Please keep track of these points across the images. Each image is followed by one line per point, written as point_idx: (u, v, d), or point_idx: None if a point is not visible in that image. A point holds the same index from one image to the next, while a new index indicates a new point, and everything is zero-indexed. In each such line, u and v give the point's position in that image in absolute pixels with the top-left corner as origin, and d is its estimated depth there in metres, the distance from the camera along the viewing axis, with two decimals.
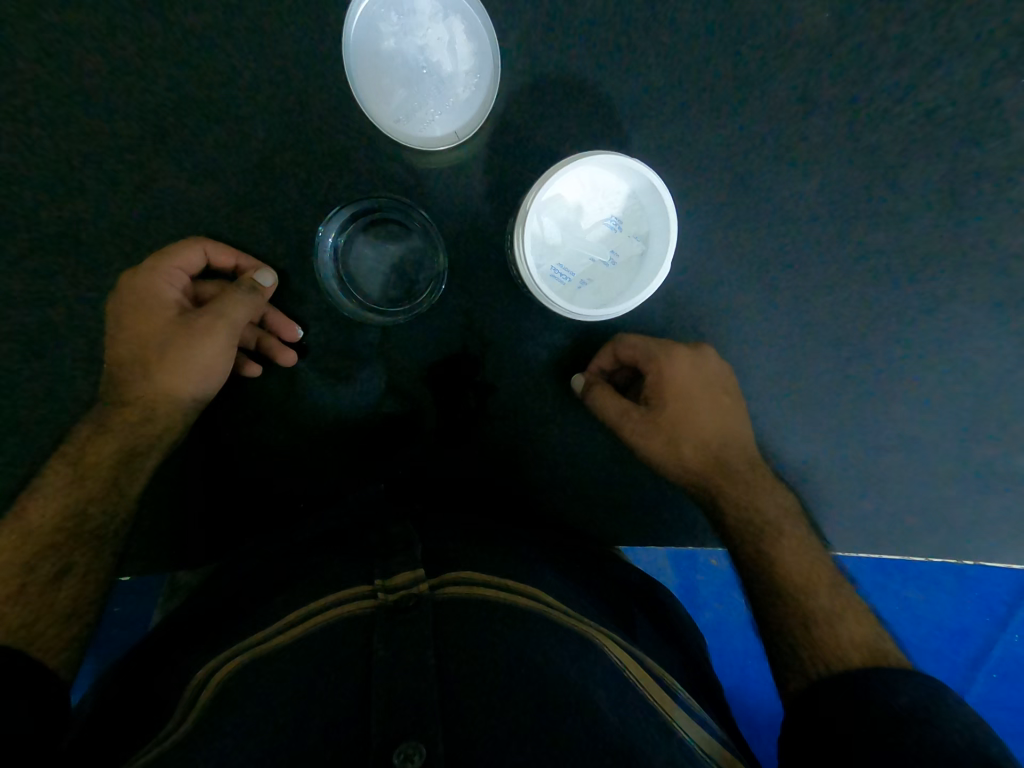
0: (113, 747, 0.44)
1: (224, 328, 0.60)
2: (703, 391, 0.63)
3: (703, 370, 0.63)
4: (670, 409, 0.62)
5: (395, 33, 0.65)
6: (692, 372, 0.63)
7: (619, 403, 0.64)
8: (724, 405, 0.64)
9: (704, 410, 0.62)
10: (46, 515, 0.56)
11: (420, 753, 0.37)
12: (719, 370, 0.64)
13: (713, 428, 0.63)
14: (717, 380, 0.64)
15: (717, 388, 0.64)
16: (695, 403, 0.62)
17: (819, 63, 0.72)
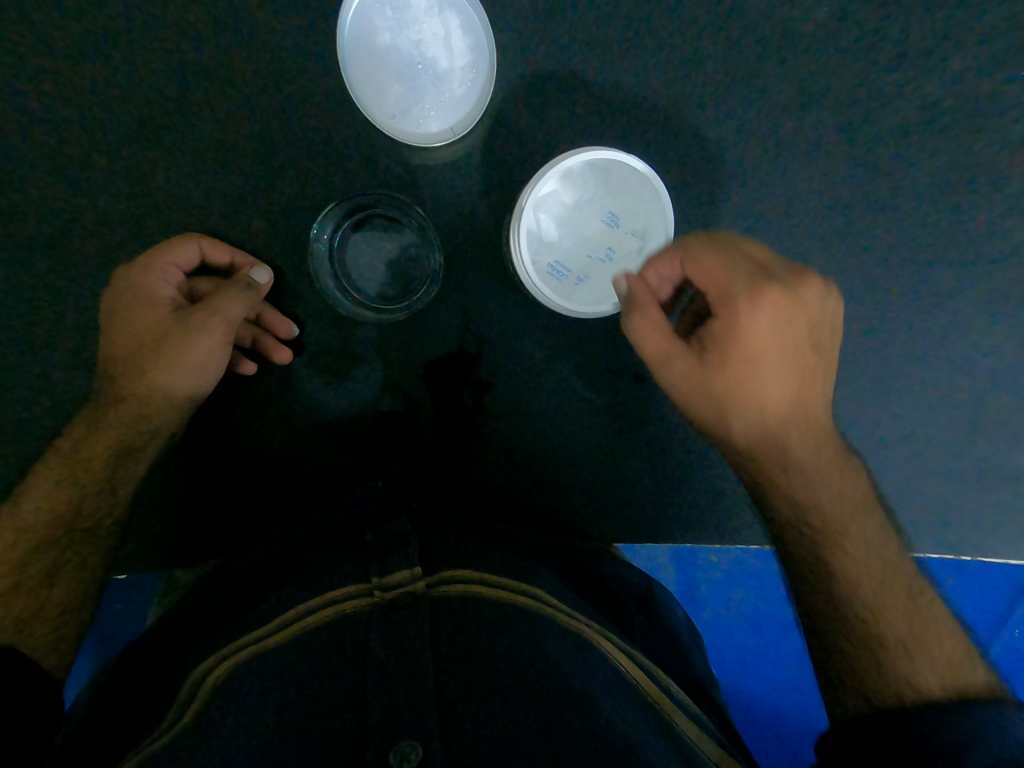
0: (107, 747, 0.44)
1: (220, 326, 0.60)
2: (785, 351, 0.51)
3: (795, 325, 0.51)
4: (738, 374, 0.52)
5: (390, 28, 0.64)
6: (774, 328, 0.50)
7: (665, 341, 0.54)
8: (809, 367, 0.53)
9: (780, 383, 0.52)
10: (38, 513, 0.55)
11: (417, 751, 0.38)
12: (815, 317, 0.52)
13: (789, 404, 0.53)
14: (808, 332, 0.52)
15: (806, 344, 0.52)
16: (767, 373, 0.52)
17: (819, 55, 0.71)
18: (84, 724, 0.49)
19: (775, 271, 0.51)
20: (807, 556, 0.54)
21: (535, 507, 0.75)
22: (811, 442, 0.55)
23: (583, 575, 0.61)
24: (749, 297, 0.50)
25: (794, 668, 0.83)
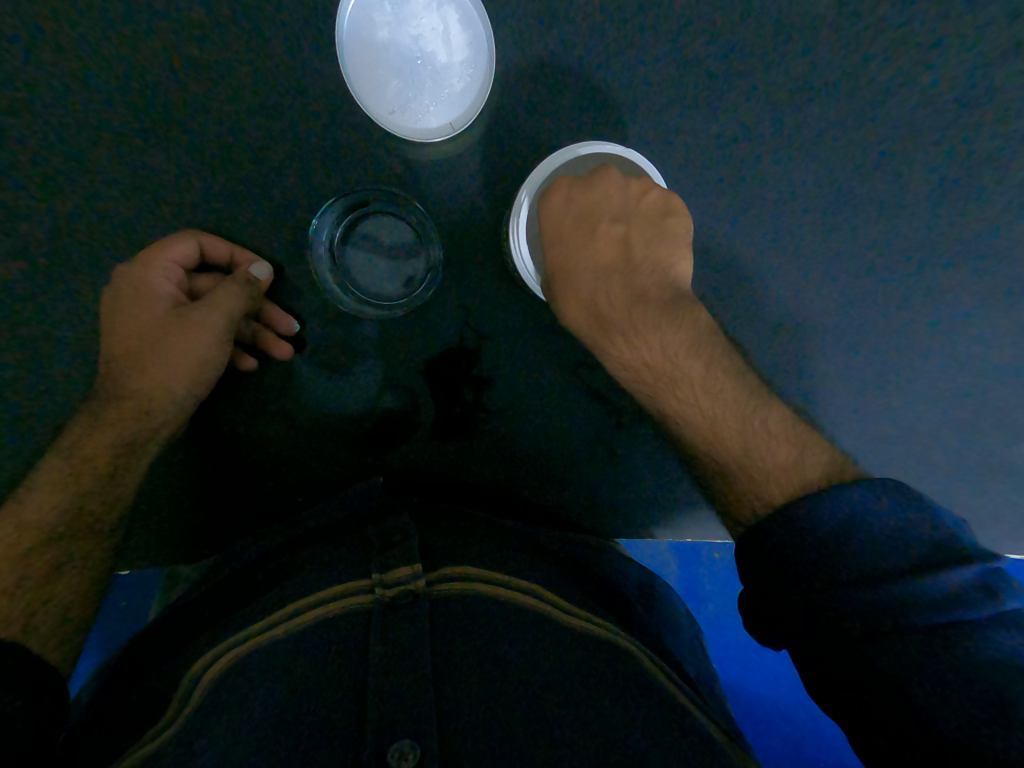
0: (111, 740, 0.44)
1: (220, 322, 0.60)
2: (584, 223, 0.62)
3: (592, 198, 0.62)
4: (557, 266, 0.62)
5: (389, 23, 0.64)
6: (571, 207, 0.62)
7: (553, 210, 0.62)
8: (621, 240, 0.63)
9: (600, 252, 0.62)
10: (41, 509, 0.56)
11: (415, 751, 0.38)
12: (612, 194, 0.62)
13: (604, 284, 0.62)
14: (607, 211, 0.62)
15: (615, 219, 0.62)
16: (580, 244, 0.62)
17: (820, 45, 0.70)
18: (88, 718, 0.50)
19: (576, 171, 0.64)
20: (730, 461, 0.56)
21: (534, 501, 0.75)
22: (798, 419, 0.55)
23: (581, 570, 0.62)
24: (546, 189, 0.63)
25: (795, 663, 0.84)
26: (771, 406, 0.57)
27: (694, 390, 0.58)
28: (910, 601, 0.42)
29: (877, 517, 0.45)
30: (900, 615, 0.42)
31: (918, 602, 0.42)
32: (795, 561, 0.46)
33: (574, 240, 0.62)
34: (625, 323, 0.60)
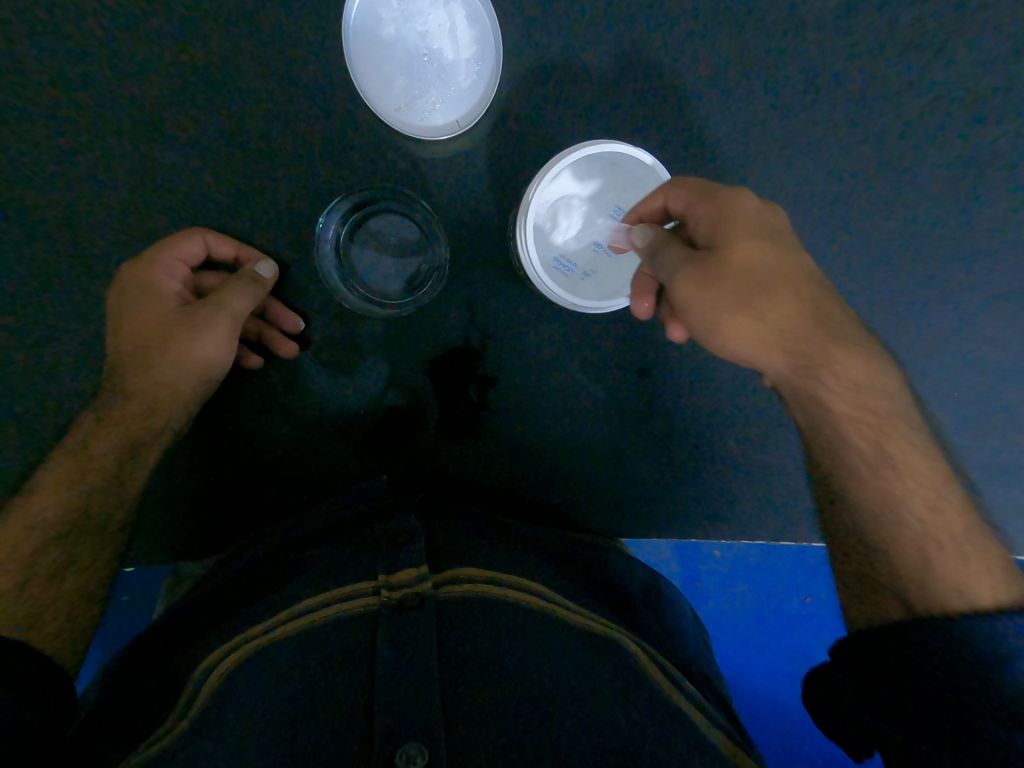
0: (118, 738, 0.45)
1: (226, 321, 0.60)
2: (773, 238, 0.52)
3: (774, 219, 0.53)
4: (738, 268, 0.50)
5: (395, 20, 0.64)
6: (761, 218, 0.53)
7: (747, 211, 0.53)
8: (807, 271, 0.53)
9: (800, 266, 0.53)
10: (49, 508, 0.56)
11: (423, 754, 0.38)
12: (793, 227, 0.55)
13: (791, 305, 0.51)
14: (789, 238, 0.54)
15: (799, 247, 0.54)
16: (782, 249, 0.52)
17: (829, 44, 0.70)
18: (95, 715, 0.50)
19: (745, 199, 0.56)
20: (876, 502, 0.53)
21: (539, 501, 0.75)
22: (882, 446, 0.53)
23: (586, 571, 0.61)
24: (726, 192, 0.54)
25: (795, 659, 0.83)
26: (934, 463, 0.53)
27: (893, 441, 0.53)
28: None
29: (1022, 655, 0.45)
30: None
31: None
32: (908, 665, 0.47)
33: (778, 247, 0.52)
34: (825, 348, 0.52)
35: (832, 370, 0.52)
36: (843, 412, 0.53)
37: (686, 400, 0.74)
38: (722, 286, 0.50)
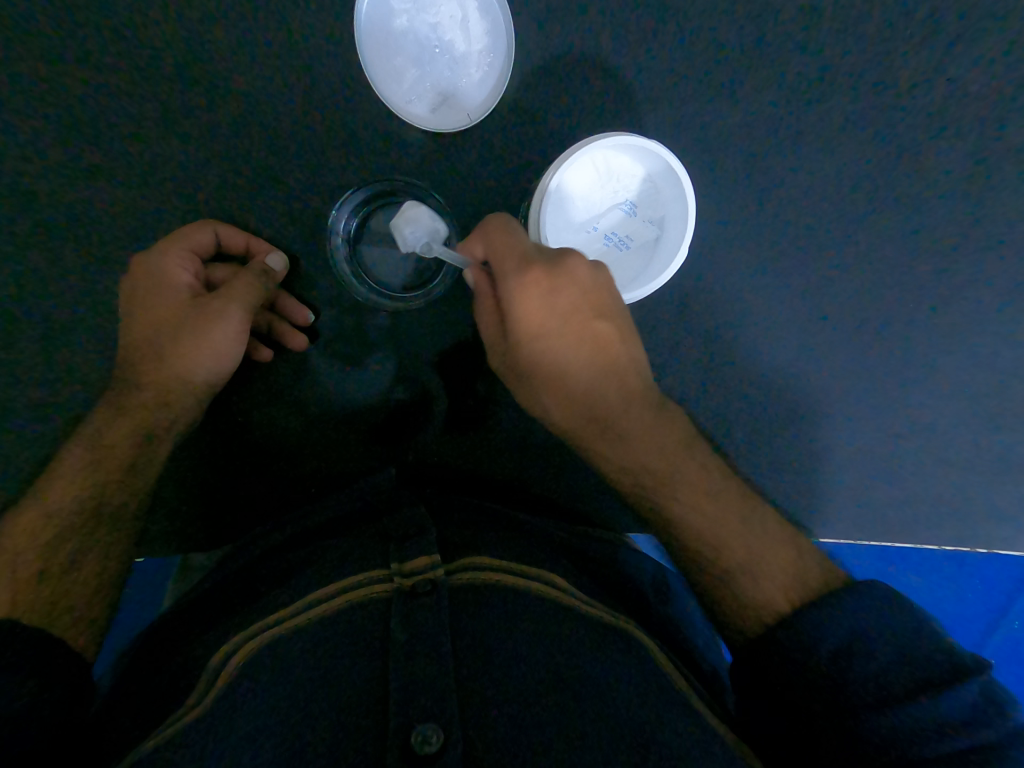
0: (133, 723, 0.45)
1: (239, 312, 0.60)
2: (569, 316, 0.54)
3: (573, 290, 0.53)
4: (537, 353, 0.55)
5: (408, 11, 0.63)
6: (554, 304, 0.53)
7: (532, 304, 0.53)
8: (604, 322, 0.56)
9: (589, 347, 0.56)
10: (65, 497, 0.56)
11: (438, 734, 0.38)
12: (593, 283, 0.54)
13: (587, 370, 0.56)
14: (592, 298, 0.55)
15: (599, 305, 0.55)
16: (578, 335, 0.55)
17: (843, 36, 0.69)
18: (111, 702, 0.51)
19: (544, 253, 0.55)
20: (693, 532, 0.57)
21: (548, 495, 0.75)
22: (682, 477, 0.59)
23: (595, 563, 0.62)
24: (517, 273, 0.53)
25: None
26: (742, 501, 0.59)
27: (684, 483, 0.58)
28: (953, 720, 0.44)
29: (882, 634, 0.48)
30: (956, 739, 0.43)
31: (962, 721, 0.44)
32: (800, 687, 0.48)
33: (563, 334, 0.54)
34: (618, 411, 0.58)
35: (628, 426, 0.59)
36: (645, 455, 0.59)
37: (695, 394, 0.74)
38: (531, 374, 0.57)
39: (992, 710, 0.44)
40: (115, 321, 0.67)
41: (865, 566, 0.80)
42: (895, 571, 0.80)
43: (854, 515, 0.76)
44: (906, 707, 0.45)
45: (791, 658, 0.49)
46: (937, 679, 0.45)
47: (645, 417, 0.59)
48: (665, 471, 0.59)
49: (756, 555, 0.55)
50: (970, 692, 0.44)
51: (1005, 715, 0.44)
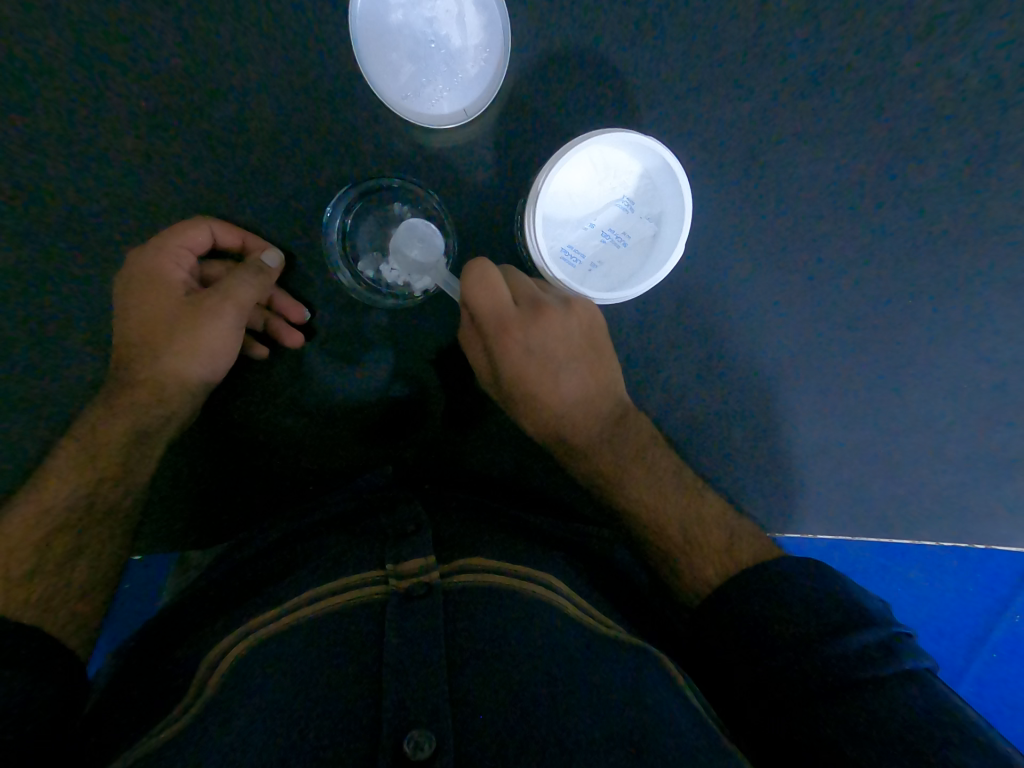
0: (126, 723, 0.45)
1: (234, 310, 0.60)
2: (541, 363, 0.61)
3: (545, 345, 0.59)
4: (516, 390, 0.62)
5: (403, 5, 0.63)
6: (529, 354, 0.60)
7: (510, 353, 0.60)
8: (573, 361, 0.62)
9: (562, 384, 0.62)
10: (57, 496, 0.56)
11: (430, 741, 0.38)
12: (563, 335, 0.60)
13: (560, 401, 0.62)
14: (563, 345, 0.60)
15: (571, 349, 0.61)
16: (551, 378, 0.61)
17: (842, 31, 0.68)
18: (104, 702, 0.51)
19: (520, 306, 0.59)
20: (664, 525, 0.61)
21: (545, 493, 0.75)
22: (644, 479, 0.63)
23: (592, 563, 0.62)
24: (496, 334, 0.59)
25: None
26: (705, 498, 0.64)
27: (642, 486, 0.63)
28: (852, 657, 0.48)
29: (808, 593, 0.52)
30: (856, 670, 0.47)
31: (859, 657, 0.48)
32: (742, 628, 0.53)
33: (537, 375, 0.61)
34: (582, 434, 0.64)
35: (588, 439, 0.64)
36: (606, 462, 0.64)
37: (691, 391, 0.74)
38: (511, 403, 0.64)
39: (896, 656, 0.48)
40: (109, 319, 0.67)
41: (861, 561, 0.80)
42: (893, 566, 0.80)
43: (851, 511, 0.76)
44: (816, 647, 0.49)
45: (731, 615, 0.54)
46: (846, 628, 0.49)
47: (609, 437, 0.64)
48: (624, 476, 0.63)
49: (720, 556, 0.59)
50: (871, 640, 0.48)
51: (905, 662, 0.48)
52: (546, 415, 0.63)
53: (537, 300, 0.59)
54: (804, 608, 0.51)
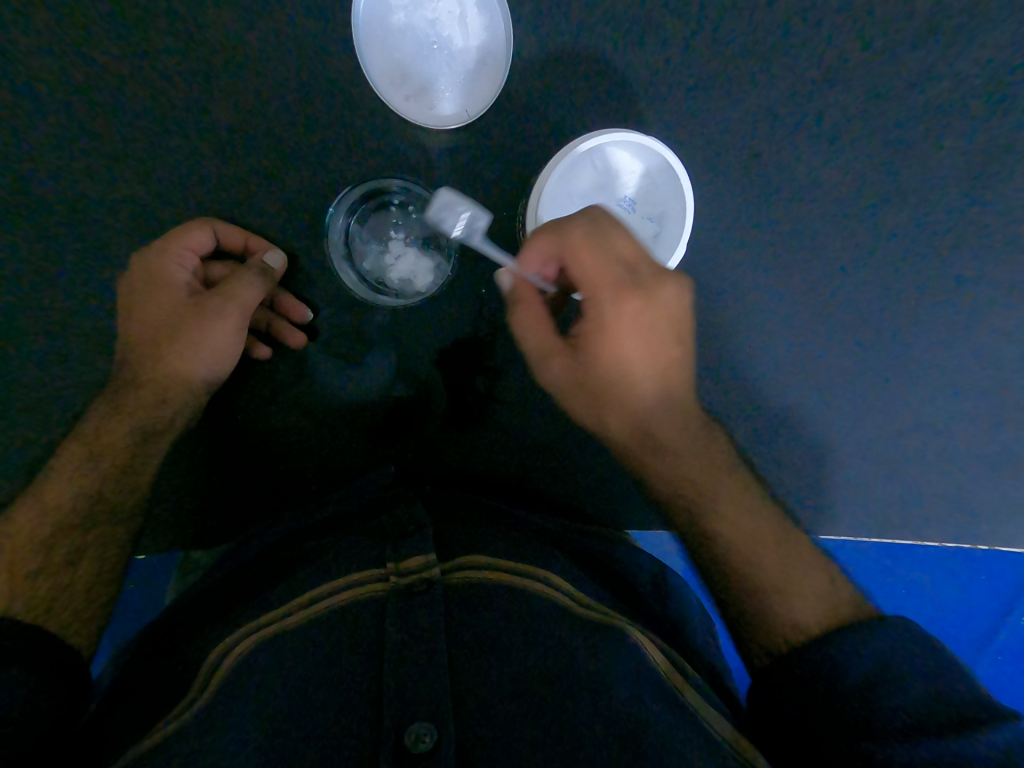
0: (130, 721, 0.45)
1: (237, 310, 0.60)
2: (652, 341, 0.54)
3: (661, 317, 0.54)
4: (612, 369, 0.54)
5: (405, 7, 0.63)
6: (643, 323, 0.53)
7: (629, 321, 0.53)
8: (679, 346, 0.56)
9: (653, 371, 0.55)
10: (62, 496, 0.56)
11: (431, 733, 0.39)
12: (679, 313, 0.55)
13: (660, 388, 0.56)
14: (673, 328, 0.55)
15: (682, 332, 0.56)
16: (653, 360, 0.55)
17: (840, 36, 0.69)
18: (108, 699, 0.51)
19: (637, 274, 0.54)
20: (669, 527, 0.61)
21: (546, 492, 0.75)
22: None
23: (594, 562, 0.62)
24: (614, 303, 0.53)
25: None
26: None
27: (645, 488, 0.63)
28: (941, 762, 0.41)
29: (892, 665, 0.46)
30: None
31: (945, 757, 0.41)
32: (825, 703, 0.46)
33: (644, 354, 0.54)
34: (650, 434, 0.56)
35: (643, 443, 0.56)
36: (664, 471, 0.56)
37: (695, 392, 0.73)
38: (589, 391, 0.56)
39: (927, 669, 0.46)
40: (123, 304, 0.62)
41: (866, 563, 0.78)
42: (898, 569, 0.79)
43: (856, 513, 0.76)
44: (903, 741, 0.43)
45: (814, 685, 0.47)
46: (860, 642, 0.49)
47: (672, 443, 0.57)
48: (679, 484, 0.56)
49: None
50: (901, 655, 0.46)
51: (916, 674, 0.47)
52: (633, 404, 0.55)
53: (654, 268, 0.55)
54: (887, 678, 0.46)
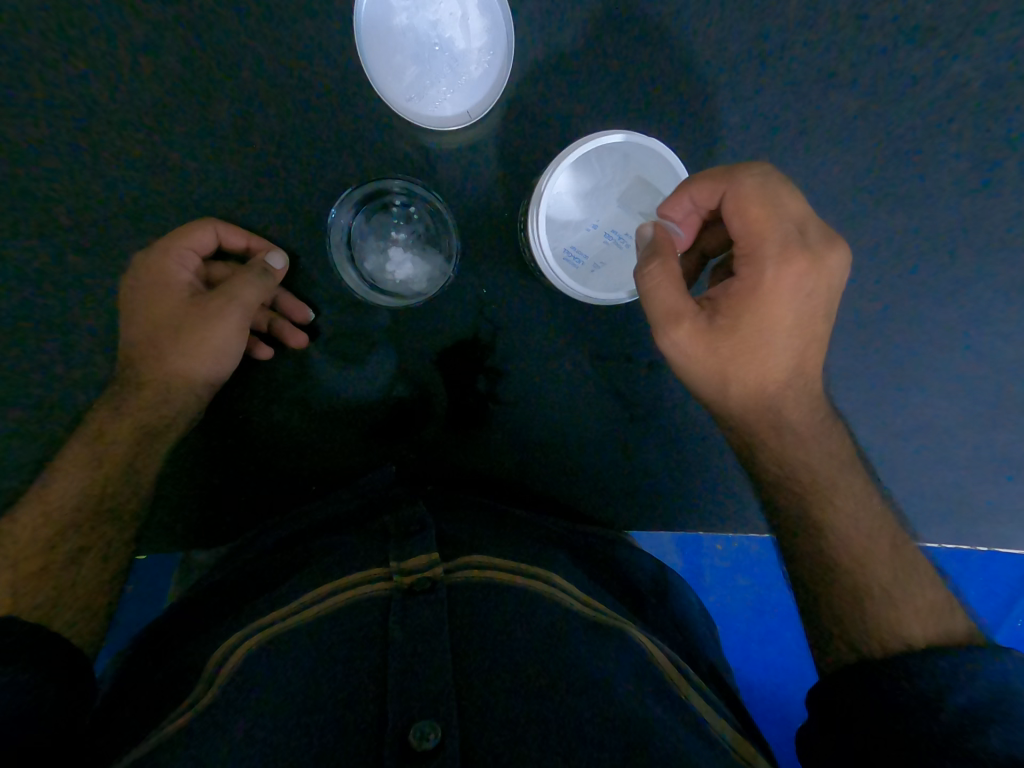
0: (132, 720, 0.45)
1: (240, 312, 0.60)
2: (802, 314, 0.51)
3: (819, 291, 0.50)
4: (751, 334, 0.51)
5: (407, 9, 0.63)
6: (799, 292, 0.50)
7: (780, 289, 0.49)
8: (824, 323, 0.52)
9: (795, 346, 0.52)
10: (64, 497, 0.56)
11: (436, 732, 0.39)
12: (834, 289, 0.51)
13: (797, 366, 0.53)
14: (826, 302, 0.51)
15: (831, 309, 0.52)
16: (793, 334, 0.51)
17: (843, 35, 0.69)
18: (110, 699, 0.51)
19: (807, 236, 0.50)
20: None
21: (546, 492, 0.75)
22: None
23: (595, 563, 0.62)
24: (776, 263, 0.49)
25: (798, 654, 0.81)
26: None
27: None
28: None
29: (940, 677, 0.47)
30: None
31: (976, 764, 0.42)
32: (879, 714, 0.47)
33: (792, 323, 0.51)
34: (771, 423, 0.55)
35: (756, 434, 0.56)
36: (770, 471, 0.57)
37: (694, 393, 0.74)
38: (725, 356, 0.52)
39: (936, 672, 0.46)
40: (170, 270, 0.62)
41: None
42: None
43: None
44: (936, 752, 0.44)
45: (882, 694, 0.48)
46: None
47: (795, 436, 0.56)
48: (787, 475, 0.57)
49: None
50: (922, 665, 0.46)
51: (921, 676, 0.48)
52: (765, 374, 0.53)
53: (826, 232, 0.50)
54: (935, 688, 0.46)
